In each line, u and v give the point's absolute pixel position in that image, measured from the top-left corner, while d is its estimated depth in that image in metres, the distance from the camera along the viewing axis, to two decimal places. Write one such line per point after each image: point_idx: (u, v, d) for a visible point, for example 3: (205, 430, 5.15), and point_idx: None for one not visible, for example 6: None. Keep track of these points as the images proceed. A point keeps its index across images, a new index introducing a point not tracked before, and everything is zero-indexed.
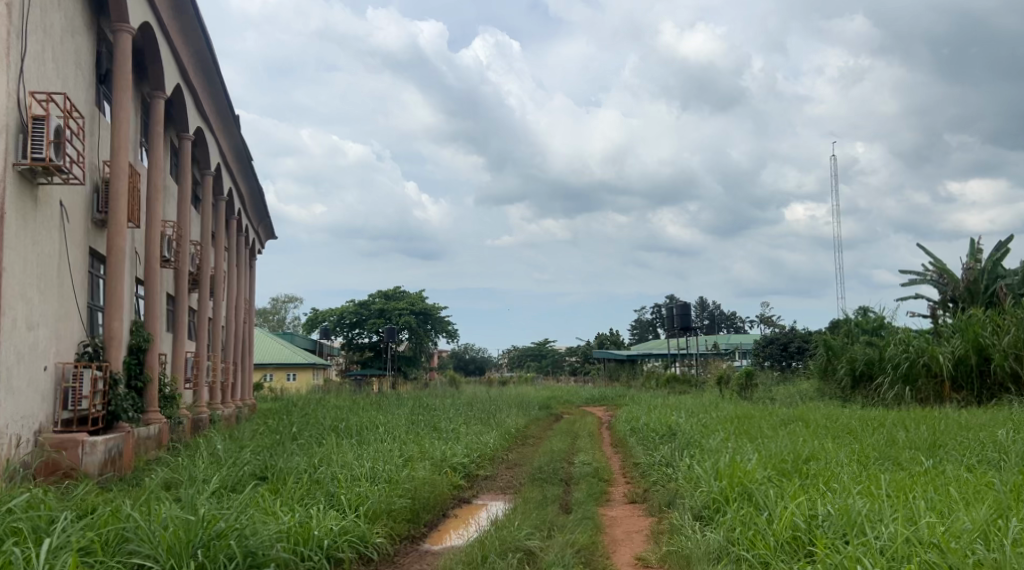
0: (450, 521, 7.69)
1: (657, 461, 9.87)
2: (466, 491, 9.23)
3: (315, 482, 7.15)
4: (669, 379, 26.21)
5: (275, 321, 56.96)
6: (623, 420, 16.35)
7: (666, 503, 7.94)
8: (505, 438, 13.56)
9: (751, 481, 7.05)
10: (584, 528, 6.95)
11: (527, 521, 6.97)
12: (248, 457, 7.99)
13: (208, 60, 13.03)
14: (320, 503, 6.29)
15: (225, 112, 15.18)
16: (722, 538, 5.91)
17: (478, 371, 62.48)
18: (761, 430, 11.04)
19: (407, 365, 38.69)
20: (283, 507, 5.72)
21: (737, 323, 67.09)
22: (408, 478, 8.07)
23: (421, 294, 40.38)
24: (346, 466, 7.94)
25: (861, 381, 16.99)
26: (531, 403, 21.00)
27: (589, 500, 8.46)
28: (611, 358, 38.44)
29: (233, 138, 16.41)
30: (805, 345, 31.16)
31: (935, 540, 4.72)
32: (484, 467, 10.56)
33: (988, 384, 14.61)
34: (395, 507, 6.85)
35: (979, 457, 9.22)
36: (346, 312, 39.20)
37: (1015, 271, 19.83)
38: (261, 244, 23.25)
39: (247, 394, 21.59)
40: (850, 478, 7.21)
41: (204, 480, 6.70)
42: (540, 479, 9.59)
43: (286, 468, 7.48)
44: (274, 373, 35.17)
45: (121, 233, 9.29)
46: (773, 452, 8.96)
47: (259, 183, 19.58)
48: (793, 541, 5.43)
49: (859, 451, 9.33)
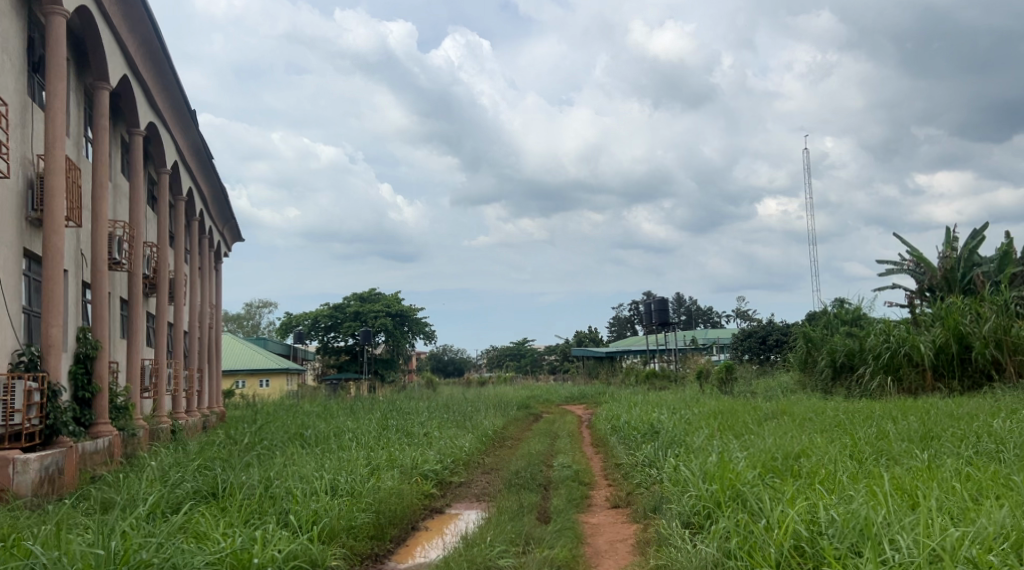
0: (419, 536, 7.07)
1: (641, 462, 9.33)
2: (439, 499, 8.64)
3: (269, 498, 6.54)
4: (649, 375, 25.73)
5: (250, 326, 56.05)
6: (603, 418, 15.84)
7: (652, 508, 7.38)
8: (481, 442, 12.91)
9: (743, 482, 6.51)
10: (565, 541, 6.37)
11: (501, 535, 6.37)
12: (194, 472, 7.35)
13: (158, 50, 12.26)
14: (270, 524, 5.69)
15: (181, 108, 14.41)
16: (715, 551, 5.37)
17: (457, 372, 61.77)
18: (744, 426, 10.51)
19: (384, 368, 38.02)
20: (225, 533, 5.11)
21: (714, 318, 67.12)
22: (373, 489, 7.47)
23: (397, 296, 39.63)
24: (303, 479, 7.31)
25: (842, 373, 16.49)
26: (509, 403, 20.42)
27: (570, 507, 7.89)
28: (590, 356, 37.93)
29: (192, 134, 15.62)
30: (784, 337, 30.78)
31: (968, 553, 4.23)
32: (458, 473, 9.96)
33: (970, 371, 14.28)
34: (356, 523, 6.32)
35: (975, 447, 8.77)
36: (321, 315, 38.34)
37: (992, 257, 19.50)
38: (226, 247, 22.52)
39: (215, 401, 20.80)
40: (847, 477, 6.72)
41: (140, 501, 6.05)
42: (517, 485, 9.02)
43: (237, 484, 6.86)
44: (246, 380, 34.25)
45: (58, 232, 8.55)
46: (762, 449, 8.43)
47: (221, 182, 18.77)
48: (797, 552, 4.92)
49: (849, 446, 8.87)
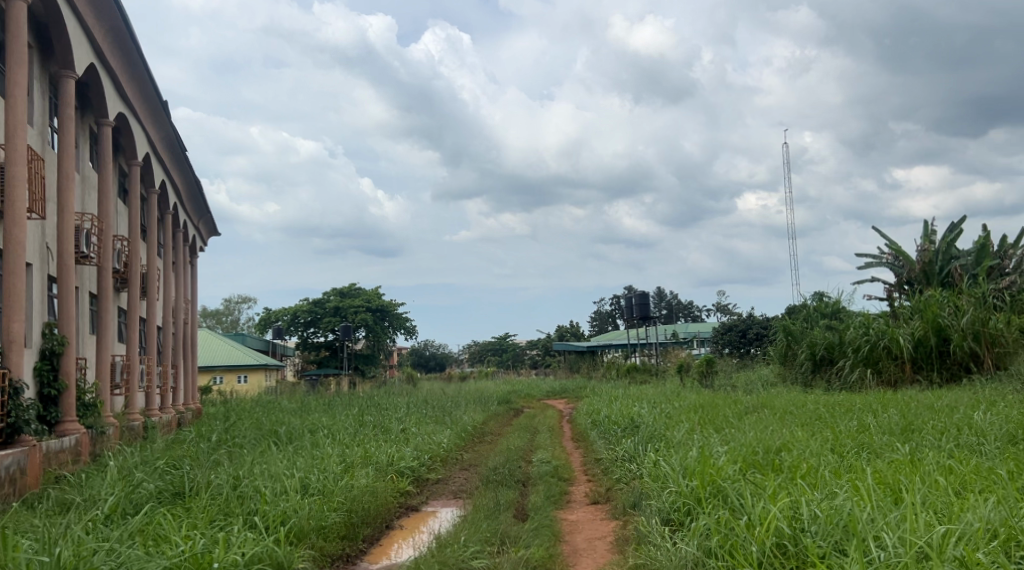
0: (393, 535, 6.91)
1: (621, 457, 9.21)
2: (415, 497, 8.45)
3: (237, 498, 6.34)
4: (630, 369, 25.66)
5: (228, 321, 55.49)
6: (583, 413, 15.71)
7: (631, 504, 7.24)
8: (460, 437, 12.72)
9: (724, 478, 6.38)
10: (542, 539, 6.20)
11: (476, 534, 6.20)
12: (160, 471, 7.13)
13: (127, 39, 11.92)
14: (235, 525, 5.51)
15: (153, 98, 14.06)
16: (696, 549, 5.24)
17: (439, 367, 61.50)
18: (725, 420, 10.40)
19: (365, 363, 37.84)
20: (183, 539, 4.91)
21: (695, 312, 67.38)
22: (346, 487, 7.27)
23: (377, 291, 39.30)
24: (272, 477, 7.11)
25: (822, 366, 16.43)
26: (490, 398, 20.24)
27: (548, 504, 7.74)
28: (572, 350, 37.84)
29: (165, 126, 15.28)
30: (763, 331, 30.85)
31: (956, 552, 4.13)
32: (435, 470, 9.77)
33: (948, 363, 14.30)
34: (326, 523, 6.16)
35: (956, 440, 8.72)
36: (300, 310, 37.93)
37: (969, 250, 19.53)
38: (201, 241, 22.16)
39: (191, 397, 20.45)
40: (829, 471, 6.61)
41: (100, 503, 5.82)
42: (495, 482, 8.85)
43: (204, 484, 6.66)
44: (224, 376, 33.79)
45: (20, 224, 8.26)
46: (742, 443, 8.33)
47: (195, 176, 18.42)
48: (779, 550, 4.80)
49: (830, 439, 8.78)
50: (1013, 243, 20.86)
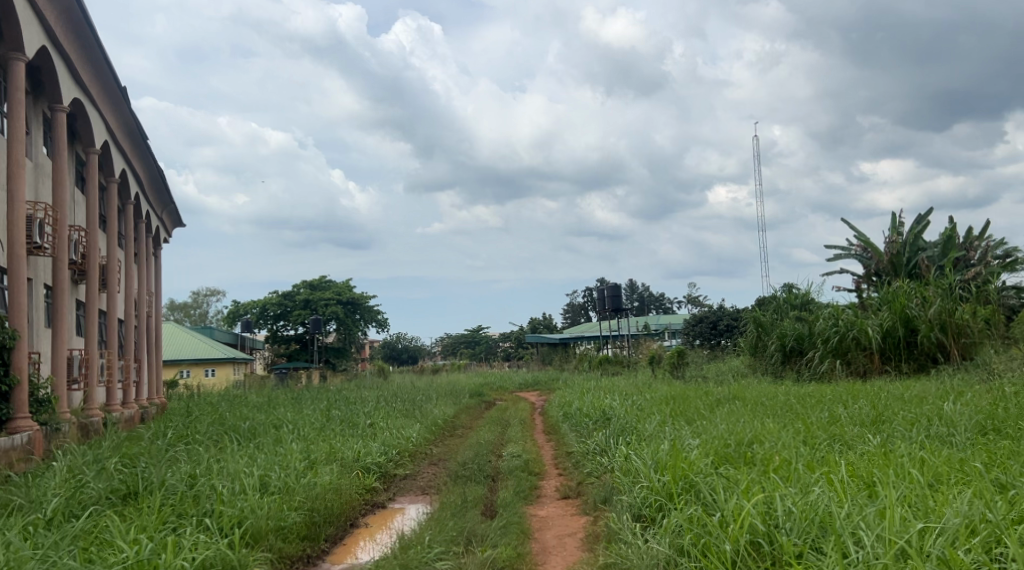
0: (357, 534, 6.70)
1: (592, 450, 9.06)
2: (381, 494, 8.22)
3: (192, 499, 6.11)
4: (602, 360, 25.59)
5: (197, 315, 54.70)
6: (555, 405, 15.56)
7: (602, 500, 7.08)
8: (430, 431, 12.50)
9: (696, 472, 6.23)
10: (510, 538, 6.02)
11: (441, 533, 6.00)
12: (115, 469, 6.86)
13: (82, 23, 11.52)
14: (187, 528, 5.28)
15: (111, 84, 13.62)
16: (667, 547, 5.11)
17: (411, 360, 61.06)
18: (696, 412, 10.27)
19: (336, 356, 37.65)
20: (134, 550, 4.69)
21: (666, 303, 67.63)
22: (309, 484, 7.04)
23: (348, 283, 38.80)
24: (231, 476, 6.86)
25: (792, 356, 16.38)
26: (461, 390, 20.04)
27: (518, 499, 7.54)
28: (544, 343, 37.72)
29: (124, 113, 14.84)
30: (734, 323, 30.92)
31: (939, 551, 4.02)
32: (403, 465, 9.53)
33: (915, 354, 14.36)
34: (286, 524, 5.96)
35: (927, 431, 8.66)
36: (270, 303, 37.32)
37: (936, 242, 19.67)
38: (165, 232, 21.66)
39: (155, 392, 19.96)
40: (803, 465, 6.49)
41: (40, 507, 5.56)
42: (463, 477, 8.63)
43: (158, 483, 6.40)
44: (191, 369, 33.18)
45: None
46: (714, 435, 8.20)
47: (159, 165, 17.97)
48: (753, 548, 4.69)
49: (802, 430, 8.70)
50: (978, 235, 21.04)
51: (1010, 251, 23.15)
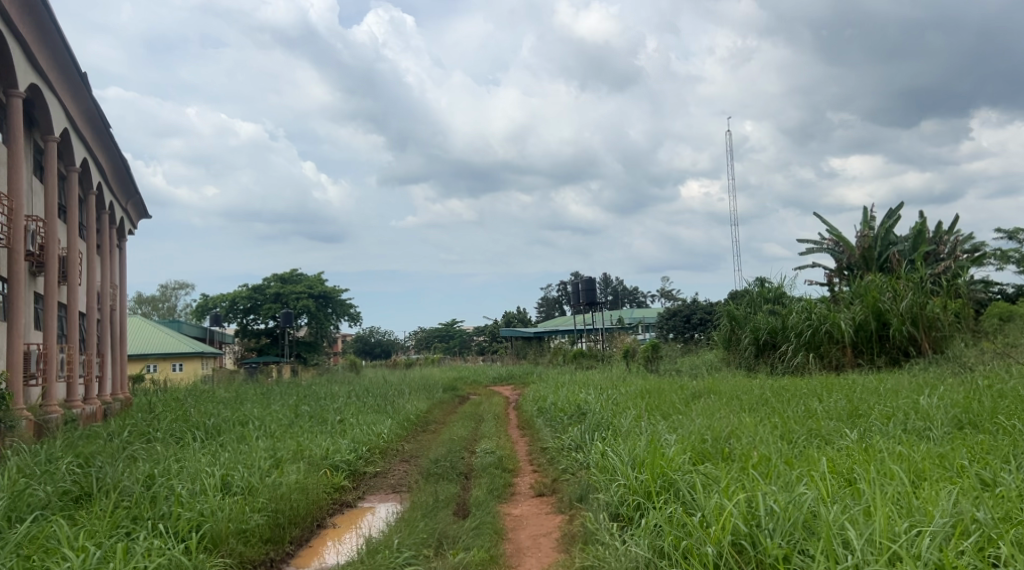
0: (324, 535, 6.45)
1: (567, 446, 8.85)
2: (349, 492, 7.95)
3: (149, 500, 5.84)
4: (577, 355, 25.43)
5: (165, 308, 53.85)
6: (529, 400, 15.36)
7: (578, 498, 6.88)
8: (403, 427, 12.24)
9: (675, 468, 6.04)
10: (483, 539, 5.80)
11: (411, 536, 5.76)
12: (68, 470, 6.54)
13: (39, 6, 11.08)
14: (140, 534, 5.02)
15: (71, 71, 13.18)
16: (646, 549, 4.92)
17: (384, 354, 60.54)
18: (672, 406, 10.13)
19: (308, 351, 37.20)
20: (82, 560, 4.43)
21: (640, 297, 67.81)
22: (275, 484, 6.76)
23: (319, 276, 38.29)
24: (191, 477, 6.57)
25: (765, 350, 16.28)
26: (434, 385, 19.75)
27: (491, 498, 7.31)
28: (518, 336, 37.54)
29: (85, 100, 14.37)
30: (708, 316, 30.95)
31: (934, 557, 3.87)
32: (373, 462, 9.25)
33: (888, 348, 14.34)
34: (247, 526, 5.69)
35: (905, 425, 8.55)
36: (239, 297, 36.68)
37: (906, 237, 19.78)
38: (130, 223, 21.13)
39: (118, 387, 19.42)
40: (782, 461, 6.33)
41: None
42: (435, 475, 8.38)
43: (113, 484, 6.11)
44: (158, 364, 32.42)
45: None
46: (690, 430, 8.03)
47: (122, 155, 17.49)
48: (735, 551, 4.53)
49: (779, 424, 8.55)
50: (947, 229, 21.14)
51: (978, 245, 23.32)
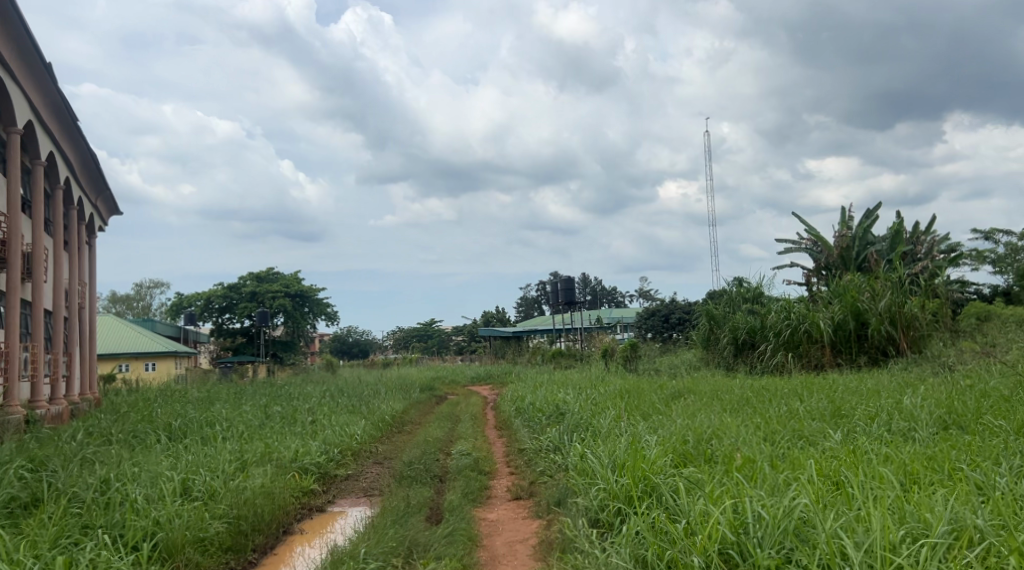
0: (290, 542, 6.14)
1: (546, 448, 8.57)
2: (318, 496, 7.62)
3: (102, 506, 5.52)
4: (556, 354, 25.15)
5: (139, 307, 52.92)
6: (508, 400, 15.07)
7: (556, 501, 6.60)
8: (377, 428, 11.91)
9: (657, 472, 5.79)
10: (456, 547, 5.52)
11: (379, 544, 5.46)
12: (18, 474, 6.18)
13: None
14: (87, 545, 4.71)
15: (35, 61, 12.67)
16: (628, 558, 4.67)
17: (362, 354, 59.90)
18: (652, 406, 9.91)
19: (283, 350, 36.72)
20: None
21: (618, 297, 67.79)
22: (239, 488, 6.43)
23: (296, 275, 37.75)
24: (149, 481, 6.24)
25: (744, 349, 16.09)
26: (411, 384, 19.41)
27: (465, 502, 7.02)
28: (497, 336, 37.21)
29: (50, 92, 13.83)
30: (686, 315, 30.84)
31: None
32: (344, 465, 8.91)
33: (866, 347, 14.20)
34: (206, 534, 5.38)
35: (890, 427, 8.34)
36: (214, 295, 36.04)
37: (884, 237, 19.71)
38: (99, 219, 20.57)
39: (86, 387, 18.85)
40: (768, 463, 6.10)
41: None
42: (407, 479, 8.07)
43: (66, 492, 5.77)
44: (129, 364, 31.61)
45: None
46: (671, 432, 7.78)
47: (91, 150, 16.95)
48: (722, 561, 4.29)
49: (762, 424, 8.34)
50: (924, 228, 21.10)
51: (953, 245, 23.34)
